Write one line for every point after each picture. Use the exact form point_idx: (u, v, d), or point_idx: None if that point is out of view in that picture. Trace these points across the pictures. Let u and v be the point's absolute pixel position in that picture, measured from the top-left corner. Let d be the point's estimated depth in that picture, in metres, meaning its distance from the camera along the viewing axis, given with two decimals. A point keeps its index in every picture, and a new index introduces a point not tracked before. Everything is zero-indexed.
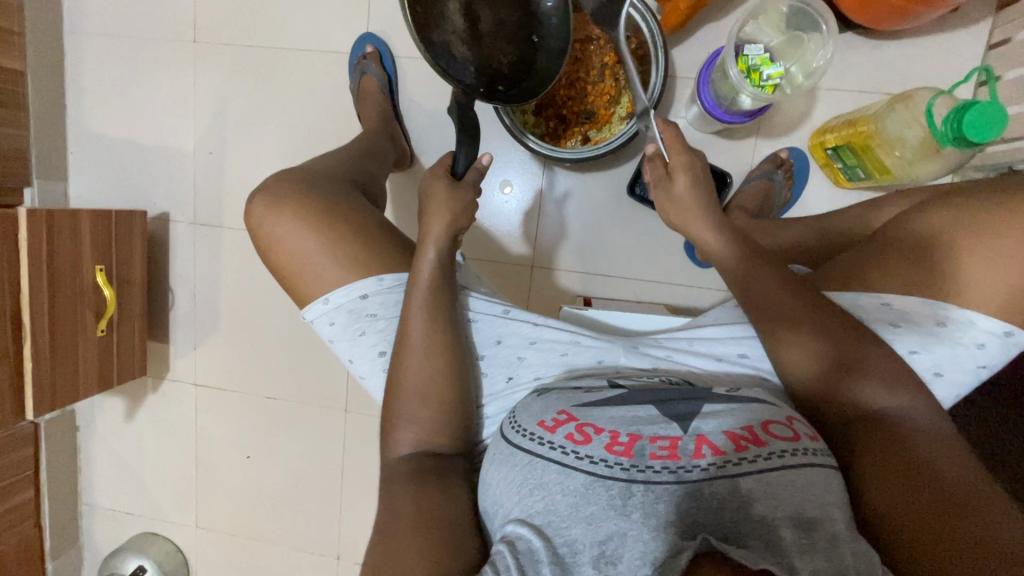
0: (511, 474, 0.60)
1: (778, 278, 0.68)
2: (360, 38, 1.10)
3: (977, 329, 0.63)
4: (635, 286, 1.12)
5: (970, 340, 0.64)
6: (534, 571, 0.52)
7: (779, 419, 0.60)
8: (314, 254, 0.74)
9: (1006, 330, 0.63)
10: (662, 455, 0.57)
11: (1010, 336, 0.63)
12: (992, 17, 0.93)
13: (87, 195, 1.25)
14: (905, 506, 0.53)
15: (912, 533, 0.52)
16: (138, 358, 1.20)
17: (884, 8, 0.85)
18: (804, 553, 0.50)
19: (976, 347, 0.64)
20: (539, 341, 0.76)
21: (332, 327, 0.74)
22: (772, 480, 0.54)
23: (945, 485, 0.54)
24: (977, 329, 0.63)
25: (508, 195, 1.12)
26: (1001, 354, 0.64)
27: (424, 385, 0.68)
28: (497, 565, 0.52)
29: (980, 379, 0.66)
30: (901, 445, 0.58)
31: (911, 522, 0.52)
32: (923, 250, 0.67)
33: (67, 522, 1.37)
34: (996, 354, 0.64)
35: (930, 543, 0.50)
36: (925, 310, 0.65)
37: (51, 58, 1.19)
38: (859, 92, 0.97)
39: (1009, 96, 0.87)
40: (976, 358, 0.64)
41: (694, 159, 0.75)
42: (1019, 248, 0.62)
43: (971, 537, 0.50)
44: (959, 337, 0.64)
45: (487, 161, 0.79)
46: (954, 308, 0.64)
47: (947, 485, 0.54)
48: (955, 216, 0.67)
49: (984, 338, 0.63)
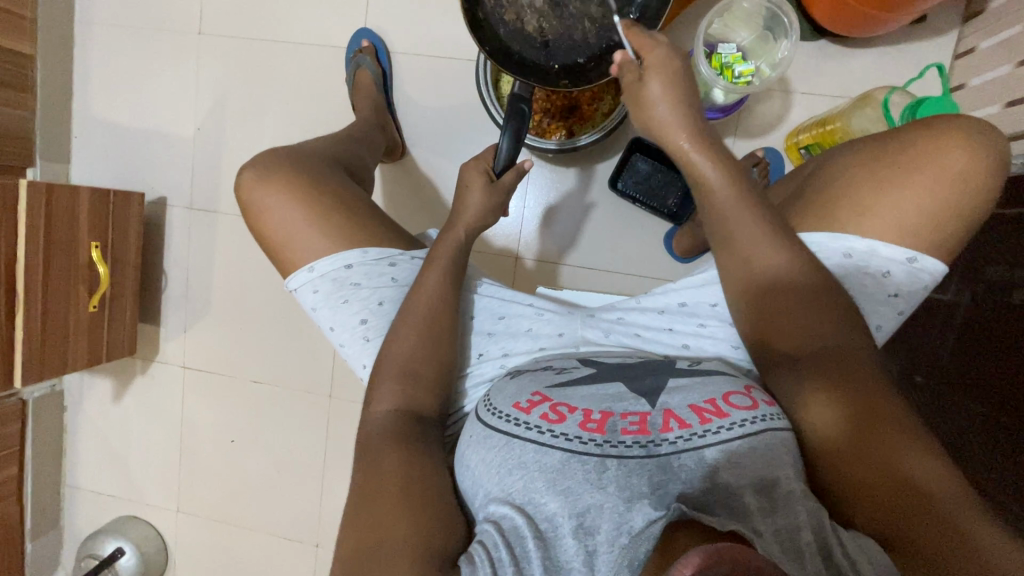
0: (489, 455, 0.60)
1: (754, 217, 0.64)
2: (357, 34, 1.15)
3: (879, 258, 0.63)
4: (617, 279, 1.15)
5: (874, 269, 0.63)
6: (520, 548, 0.51)
7: (737, 389, 0.61)
8: (301, 226, 0.77)
9: (907, 256, 0.62)
10: (633, 430, 0.58)
11: (913, 262, 0.62)
12: (958, 28, 0.97)
13: (88, 178, 1.29)
14: (853, 477, 0.54)
15: (859, 500, 0.54)
16: (127, 338, 1.23)
17: (851, 16, 0.90)
18: (765, 515, 0.52)
19: (882, 275, 0.63)
20: (507, 317, 0.80)
21: (315, 295, 0.77)
22: (735, 450, 0.55)
23: (894, 461, 0.53)
24: (880, 258, 0.62)
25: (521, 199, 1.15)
26: (910, 283, 0.63)
27: (410, 360, 0.70)
28: (485, 545, 0.52)
29: (901, 307, 0.65)
30: (857, 416, 0.56)
31: (859, 492, 0.54)
32: (836, 197, 0.65)
33: (49, 503, 1.37)
34: (903, 283, 0.63)
35: (874, 512, 0.52)
36: (832, 244, 0.64)
37: (61, 45, 1.24)
38: (831, 97, 1.02)
39: (973, 100, 0.91)
40: (884, 290, 0.64)
41: (672, 56, 0.70)
42: (914, 177, 0.61)
43: (910, 508, 0.51)
44: (863, 267, 0.63)
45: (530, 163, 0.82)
46: (856, 240, 0.63)
47: (896, 461, 0.53)
48: (858, 160, 0.65)
49: (889, 266, 0.63)
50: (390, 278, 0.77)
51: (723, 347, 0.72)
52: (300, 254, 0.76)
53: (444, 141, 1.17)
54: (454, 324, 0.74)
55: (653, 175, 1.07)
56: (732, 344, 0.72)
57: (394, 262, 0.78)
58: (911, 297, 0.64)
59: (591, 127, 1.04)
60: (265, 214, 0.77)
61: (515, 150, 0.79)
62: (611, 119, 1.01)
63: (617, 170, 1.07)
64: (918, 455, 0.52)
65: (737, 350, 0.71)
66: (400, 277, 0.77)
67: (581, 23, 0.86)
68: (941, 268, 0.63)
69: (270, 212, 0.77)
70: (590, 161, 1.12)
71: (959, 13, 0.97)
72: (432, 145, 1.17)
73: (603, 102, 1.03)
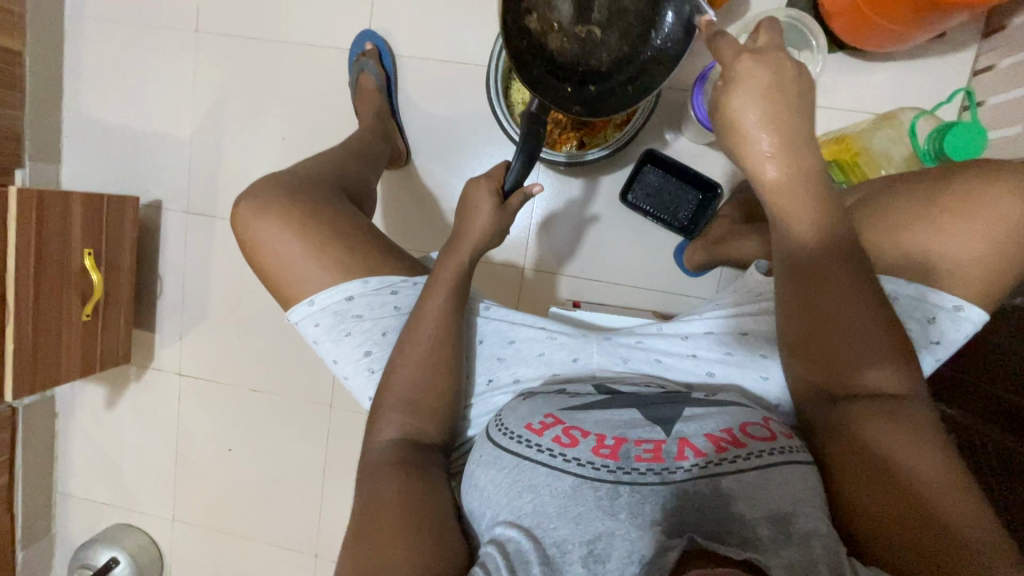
0: (499, 477, 0.58)
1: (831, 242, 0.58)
2: (360, 35, 1.11)
3: (924, 303, 0.62)
4: (626, 292, 1.13)
5: (921, 315, 0.62)
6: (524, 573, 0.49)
7: (756, 419, 0.60)
8: (302, 245, 0.73)
9: (956, 304, 0.62)
10: (647, 457, 0.56)
11: (960, 311, 0.61)
12: (978, 44, 0.95)
13: (79, 180, 1.24)
14: (879, 502, 0.52)
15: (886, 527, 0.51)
16: (121, 347, 1.20)
17: (871, 32, 0.88)
18: (779, 548, 0.49)
19: (928, 321, 0.62)
20: (517, 341, 0.77)
21: (317, 328, 0.74)
22: (751, 480, 0.53)
23: (922, 484, 0.52)
24: (925, 303, 0.62)
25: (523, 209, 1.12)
26: (955, 330, 0.62)
27: (412, 390, 0.68)
28: (486, 567, 0.50)
29: (941, 355, 0.64)
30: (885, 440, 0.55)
31: (886, 516, 0.51)
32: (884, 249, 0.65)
33: (40, 511, 1.34)
34: (947, 330, 0.62)
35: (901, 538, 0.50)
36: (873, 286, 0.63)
37: (52, 40, 1.19)
38: (847, 111, 1.00)
39: (993, 119, 0.90)
40: (927, 335, 0.63)
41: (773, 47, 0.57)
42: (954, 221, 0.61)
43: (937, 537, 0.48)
44: (910, 312, 0.63)
45: (536, 188, 0.76)
46: (901, 283, 0.63)
47: (923, 485, 0.52)
48: (902, 203, 0.65)
49: (935, 312, 0.62)
50: (393, 308, 0.74)
51: (750, 377, 0.71)
52: (305, 272, 0.73)
53: (450, 148, 1.14)
54: (459, 352, 0.71)
55: (661, 188, 1.06)
56: (759, 373, 0.70)
57: (396, 290, 0.74)
58: (951, 344, 0.63)
59: (603, 139, 1.02)
60: (269, 230, 0.74)
61: (525, 171, 0.75)
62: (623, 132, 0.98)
63: (627, 182, 1.05)
64: (967, 510, 0.50)
65: (755, 389, 0.70)
66: (403, 306, 0.74)
67: (603, 51, 0.86)
68: (984, 316, 0.62)
69: (273, 228, 0.74)
70: (601, 171, 1.10)
71: (978, 29, 0.95)
72: (437, 151, 1.14)
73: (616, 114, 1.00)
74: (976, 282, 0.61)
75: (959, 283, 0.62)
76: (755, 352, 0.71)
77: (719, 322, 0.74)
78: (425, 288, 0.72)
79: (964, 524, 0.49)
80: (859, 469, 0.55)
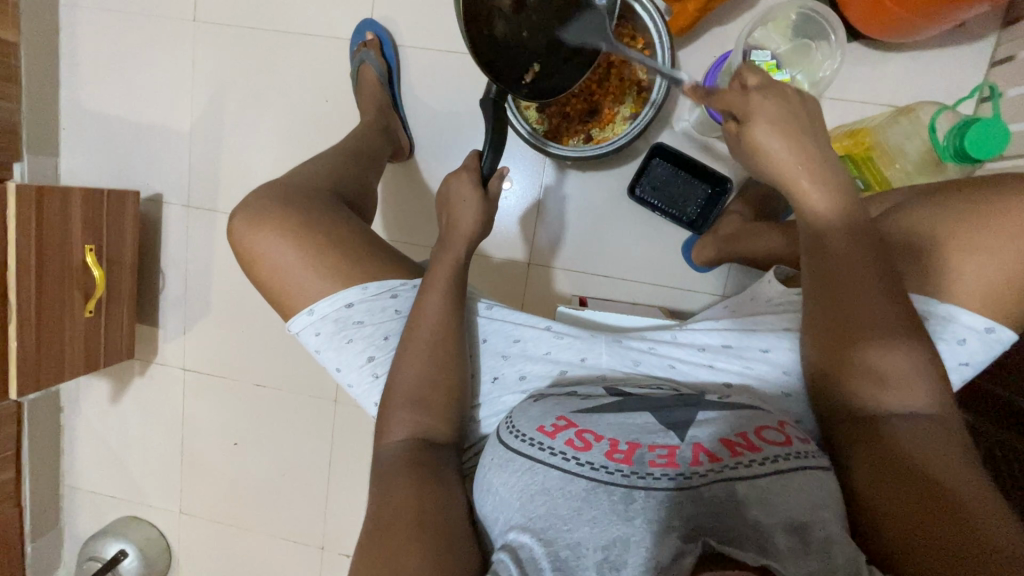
0: (512, 480, 0.57)
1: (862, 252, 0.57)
2: (361, 24, 1.08)
3: (957, 324, 0.61)
4: (631, 287, 1.12)
5: (952, 337, 0.62)
6: None
7: (770, 424, 0.59)
8: (304, 245, 0.72)
9: (987, 326, 0.61)
10: (662, 463, 0.54)
11: (991, 333, 0.61)
12: (997, 33, 0.93)
13: (78, 174, 1.23)
14: (895, 503, 0.53)
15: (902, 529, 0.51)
16: (125, 342, 1.20)
17: (889, 23, 0.85)
18: (795, 557, 0.49)
19: (958, 344, 0.62)
20: (522, 340, 0.76)
21: (318, 336, 0.73)
22: (766, 486, 0.52)
23: (938, 483, 0.52)
24: (959, 325, 0.61)
25: (508, 192, 1.11)
26: (983, 351, 0.62)
27: (420, 385, 0.67)
28: None
29: (966, 376, 0.64)
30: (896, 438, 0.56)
31: (902, 517, 0.51)
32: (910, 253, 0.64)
33: (48, 505, 1.35)
34: (977, 352, 0.62)
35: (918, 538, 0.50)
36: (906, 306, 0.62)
37: (46, 29, 1.16)
38: (860, 104, 0.97)
39: (1011, 113, 0.88)
40: (956, 357, 0.62)
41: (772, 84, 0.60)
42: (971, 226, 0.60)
43: (955, 535, 0.48)
44: (941, 334, 0.62)
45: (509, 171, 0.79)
46: (933, 303, 0.62)
47: (940, 483, 0.52)
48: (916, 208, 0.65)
49: (966, 334, 0.61)
50: (393, 311, 0.72)
51: (771, 390, 0.70)
52: (307, 272, 0.72)
53: (453, 141, 1.11)
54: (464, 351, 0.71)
55: (667, 182, 1.04)
56: (782, 389, 0.70)
57: (395, 293, 0.73)
58: (978, 365, 0.63)
59: (611, 132, 1.00)
60: (272, 228, 0.73)
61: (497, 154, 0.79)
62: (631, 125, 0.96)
63: (634, 177, 1.03)
64: (987, 509, 0.49)
65: (768, 392, 0.70)
66: (403, 309, 0.73)
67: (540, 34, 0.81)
68: (1013, 338, 0.62)
69: (276, 227, 0.73)
70: (604, 166, 1.08)
71: (998, 18, 0.93)
72: (441, 144, 1.12)
73: (624, 107, 0.98)
74: (992, 282, 0.60)
75: (976, 286, 0.61)
76: (778, 370, 0.70)
77: (734, 332, 0.74)
78: (422, 288, 0.71)
79: (983, 523, 0.48)
80: (874, 458, 0.57)
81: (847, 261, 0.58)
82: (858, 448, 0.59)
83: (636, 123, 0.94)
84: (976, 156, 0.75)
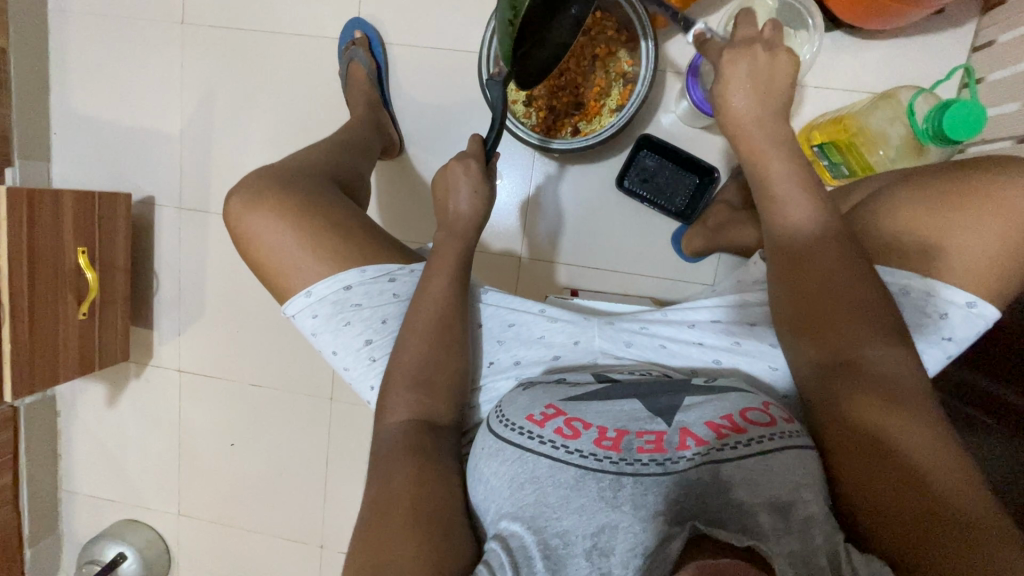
0: (502, 469, 0.57)
1: (835, 249, 0.61)
2: (349, 24, 1.09)
3: (937, 298, 0.62)
4: (622, 278, 1.12)
5: (934, 311, 0.62)
6: (528, 569, 0.50)
7: (755, 405, 0.59)
8: (293, 239, 0.73)
9: (968, 300, 0.61)
10: (649, 448, 0.55)
11: (972, 307, 0.61)
12: (977, 19, 0.94)
13: (69, 179, 1.23)
14: (876, 489, 0.53)
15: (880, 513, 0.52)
16: (120, 345, 1.20)
17: (870, 10, 0.86)
18: (779, 536, 0.50)
19: (940, 317, 0.62)
20: (517, 324, 0.77)
21: (315, 319, 0.73)
22: (752, 466, 0.53)
23: (918, 469, 0.52)
24: (939, 298, 0.62)
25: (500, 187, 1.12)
26: (965, 326, 0.62)
27: (421, 368, 0.68)
28: (491, 564, 0.50)
29: (950, 354, 0.64)
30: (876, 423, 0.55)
31: (882, 503, 0.52)
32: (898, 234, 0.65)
33: (45, 510, 1.35)
34: (959, 326, 0.62)
35: (895, 522, 0.51)
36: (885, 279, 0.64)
37: (36, 35, 1.17)
38: (844, 92, 0.98)
39: (991, 96, 0.89)
40: (938, 331, 0.63)
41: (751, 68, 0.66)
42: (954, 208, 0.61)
43: (932, 520, 0.50)
44: (923, 308, 0.63)
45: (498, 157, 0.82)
46: (913, 276, 0.63)
47: (919, 469, 0.52)
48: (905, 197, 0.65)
49: (947, 308, 0.62)
50: (391, 295, 0.73)
51: (759, 367, 0.71)
52: (298, 266, 0.73)
53: (443, 137, 1.12)
54: (464, 334, 0.71)
55: (657, 172, 1.05)
56: (769, 363, 0.70)
57: (392, 277, 0.73)
58: (962, 341, 0.63)
59: (597, 125, 1.00)
60: (261, 223, 0.73)
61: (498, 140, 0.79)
62: (616, 117, 0.97)
63: (624, 167, 1.04)
64: (963, 490, 0.50)
65: (753, 374, 0.71)
66: (402, 293, 0.73)
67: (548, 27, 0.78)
68: (997, 316, 0.62)
69: (266, 222, 0.73)
70: (594, 157, 1.09)
71: (978, 4, 0.94)
72: (431, 141, 1.13)
73: (610, 99, 0.99)
74: (973, 262, 0.61)
75: (957, 265, 0.62)
76: (766, 342, 0.71)
77: (727, 310, 0.75)
78: (425, 270, 0.72)
79: (958, 506, 0.50)
80: (856, 443, 0.56)
81: (823, 258, 0.61)
82: (838, 432, 0.58)
83: (618, 118, 0.94)
84: (953, 138, 0.76)
